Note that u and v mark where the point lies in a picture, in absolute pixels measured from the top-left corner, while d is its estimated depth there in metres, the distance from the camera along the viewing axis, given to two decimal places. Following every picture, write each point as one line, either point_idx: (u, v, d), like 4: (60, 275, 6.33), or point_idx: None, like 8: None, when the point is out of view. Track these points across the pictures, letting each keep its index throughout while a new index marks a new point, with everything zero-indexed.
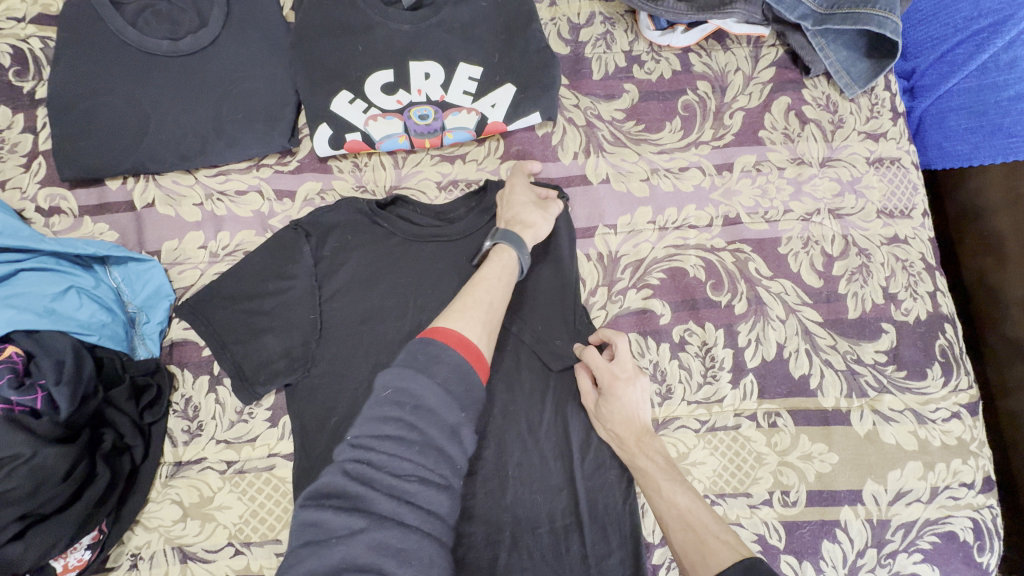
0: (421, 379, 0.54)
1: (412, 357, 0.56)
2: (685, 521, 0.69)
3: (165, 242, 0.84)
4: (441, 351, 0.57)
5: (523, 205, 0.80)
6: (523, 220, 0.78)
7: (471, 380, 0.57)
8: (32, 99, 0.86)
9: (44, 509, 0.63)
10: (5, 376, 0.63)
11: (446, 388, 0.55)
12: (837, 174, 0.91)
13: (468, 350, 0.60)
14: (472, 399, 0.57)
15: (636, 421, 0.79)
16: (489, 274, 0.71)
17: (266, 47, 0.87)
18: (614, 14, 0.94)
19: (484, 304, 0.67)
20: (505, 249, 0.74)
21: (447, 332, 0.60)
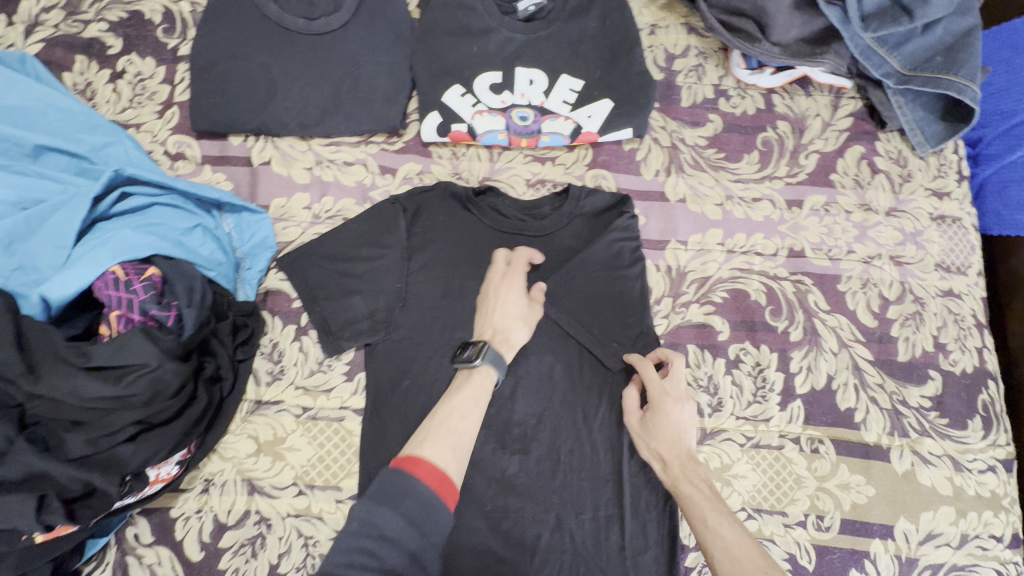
0: (387, 514, 0.58)
1: (382, 489, 0.60)
2: (730, 552, 0.70)
3: (275, 199, 0.91)
4: (411, 484, 0.61)
5: (507, 315, 0.82)
6: (503, 328, 0.81)
7: (436, 513, 0.60)
8: (174, 54, 0.95)
9: (154, 419, 0.67)
10: (149, 292, 0.69)
11: (410, 521, 0.58)
12: (901, 225, 0.96)
13: (439, 481, 0.63)
14: (435, 530, 0.60)
15: (681, 444, 0.80)
16: (464, 397, 0.74)
17: (390, 36, 0.95)
18: (708, 49, 1.01)
19: (458, 429, 0.70)
20: (487, 371, 0.77)
21: (424, 462, 0.64)
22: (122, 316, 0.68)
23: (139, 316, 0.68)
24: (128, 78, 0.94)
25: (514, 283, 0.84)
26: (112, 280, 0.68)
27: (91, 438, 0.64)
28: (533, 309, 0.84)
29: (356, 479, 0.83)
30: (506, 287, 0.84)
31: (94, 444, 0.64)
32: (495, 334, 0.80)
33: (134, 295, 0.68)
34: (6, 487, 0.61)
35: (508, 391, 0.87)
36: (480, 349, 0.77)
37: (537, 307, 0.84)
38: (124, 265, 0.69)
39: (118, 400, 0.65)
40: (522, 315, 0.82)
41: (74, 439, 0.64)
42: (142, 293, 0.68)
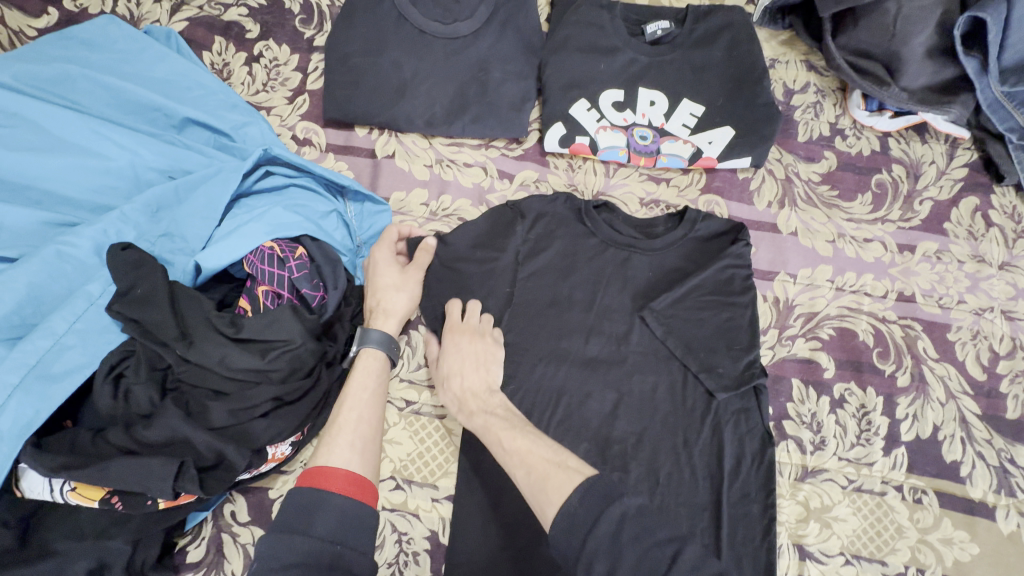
0: (297, 539, 0.56)
1: (291, 510, 0.60)
2: (526, 463, 0.71)
3: (395, 192, 0.93)
4: (319, 497, 0.61)
5: (391, 288, 0.81)
6: (378, 305, 0.80)
7: (358, 516, 0.61)
8: (309, 44, 0.98)
9: (288, 396, 0.68)
10: (301, 271, 0.70)
11: (331, 536, 0.58)
12: (1014, 280, 0.95)
13: (353, 483, 0.64)
14: (360, 531, 0.60)
15: (480, 383, 0.81)
16: (357, 388, 0.74)
17: (520, 46, 0.97)
18: (826, 88, 1.02)
19: (361, 426, 0.71)
20: (369, 354, 0.77)
21: (330, 472, 0.64)
22: (272, 291, 0.69)
23: (287, 294, 0.70)
24: (263, 63, 0.97)
25: (378, 258, 0.83)
26: (268, 255, 0.69)
27: (232, 409, 0.64)
28: (406, 275, 0.83)
29: (453, 479, 0.83)
30: (376, 262, 0.82)
31: (234, 416, 0.65)
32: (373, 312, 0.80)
33: (287, 272, 0.69)
34: (148, 449, 0.62)
35: (611, 406, 0.86)
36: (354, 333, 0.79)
37: (407, 269, 0.83)
38: (277, 241, 0.71)
39: (259, 373, 0.65)
40: (396, 283, 0.81)
41: (218, 409, 0.64)
42: (296, 271, 0.70)
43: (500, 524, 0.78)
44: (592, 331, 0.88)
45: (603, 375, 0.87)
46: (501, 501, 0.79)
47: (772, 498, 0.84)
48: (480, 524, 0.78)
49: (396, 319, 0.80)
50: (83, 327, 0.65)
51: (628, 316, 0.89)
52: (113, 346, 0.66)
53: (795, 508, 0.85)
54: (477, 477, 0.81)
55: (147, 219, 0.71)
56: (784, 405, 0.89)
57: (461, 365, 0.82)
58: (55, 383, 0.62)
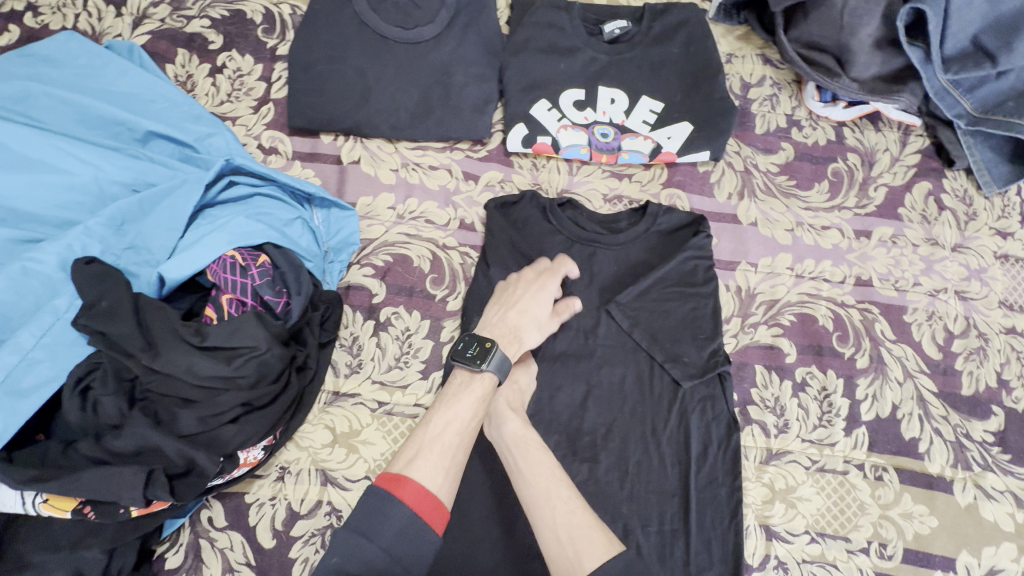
0: (363, 544, 0.56)
1: (363, 514, 0.58)
2: (570, 505, 0.66)
3: (362, 197, 0.94)
4: (391, 509, 0.58)
5: (532, 322, 0.77)
6: (515, 324, 0.75)
7: (422, 536, 0.58)
8: (272, 54, 0.99)
9: (257, 401, 0.69)
10: (264, 278, 0.72)
11: (391, 552, 0.56)
12: (966, 261, 0.98)
13: (427, 503, 0.60)
14: (418, 556, 0.58)
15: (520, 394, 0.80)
16: (466, 407, 0.68)
17: (482, 49, 0.99)
18: (782, 81, 1.05)
19: (455, 446, 0.65)
20: (488, 379, 0.70)
21: (413, 488, 0.60)
22: (235, 299, 0.71)
23: (251, 301, 0.71)
24: (227, 73, 0.98)
25: (546, 288, 0.79)
26: (230, 264, 0.71)
27: (202, 416, 0.66)
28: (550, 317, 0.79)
29: None
30: (540, 290, 0.79)
31: (203, 423, 0.66)
32: (505, 333, 0.74)
33: (250, 280, 0.71)
34: (119, 458, 0.64)
35: (580, 399, 0.88)
36: (484, 351, 0.70)
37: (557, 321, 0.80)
38: (239, 250, 0.72)
39: (227, 380, 0.67)
40: (541, 321, 0.78)
41: (186, 416, 0.65)
42: (258, 278, 0.71)
43: (474, 519, 0.80)
44: (559, 326, 0.91)
45: (572, 368, 0.89)
46: (476, 497, 0.81)
47: (739, 481, 0.87)
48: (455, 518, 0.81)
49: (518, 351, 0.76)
50: (51, 341, 0.66)
51: (595, 311, 0.91)
52: (80, 359, 0.67)
53: (762, 490, 0.88)
54: None
55: (112, 233, 0.72)
56: (749, 391, 0.92)
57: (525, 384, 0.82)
58: (23, 398, 0.63)
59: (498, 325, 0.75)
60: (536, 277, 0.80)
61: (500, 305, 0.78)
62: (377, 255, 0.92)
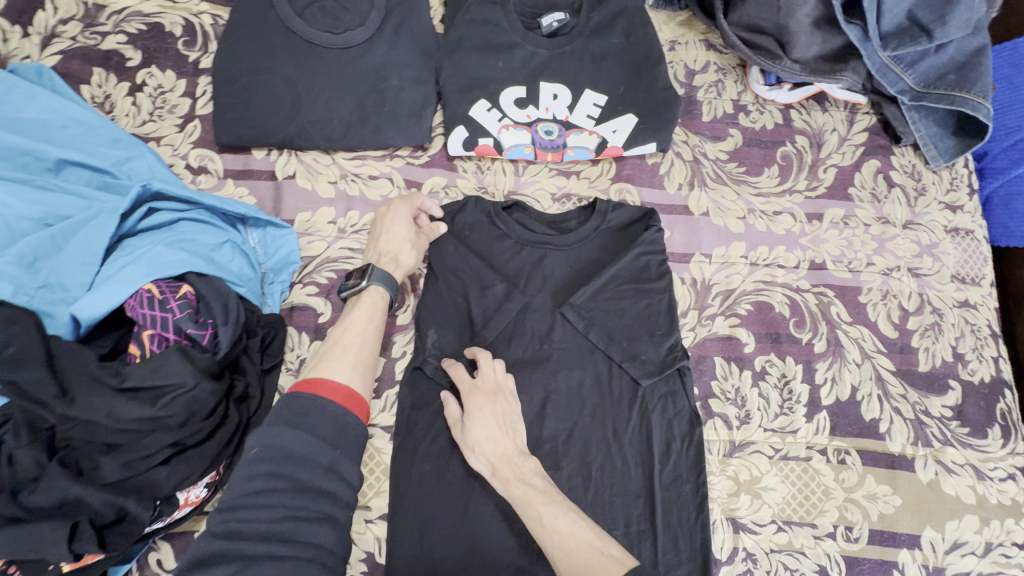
0: (291, 432, 0.59)
1: (286, 411, 0.61)
2: (567, 546, 0.66)
3: (300, 213, 0.90)
4: (315, 402, 0.62)
5: (405, 244, 0.85)
6: (387, 252, 0.84)
7: (350, 421, 0.63)
8: (195, 67, 0.94)
9: (189, 440, 0.66)
10: (185, 310, 0.68)
11: (324, 438, 0.60)
12: (918, 237, 0.98)
13: (344, 395, 0.65)
14: (349, 439, 0.62)
15: (505, 444, 0.75)
16: (360, 316, 0.77)
17: (416, 50, 0.95)
18: (726, 66, 1.03)
19: (362, 351, 0.72)
20: (378, 289, 0.79)
21: (327, 385, 0.65)
22: (157, 335, 0.67)
23: (173, 335, 0.67)
24: (148, 91, 0.93)
25: (398, 208, 0.86)
26: (146, 298, 0.67)
27: (127, 461, 0.63)
28: (418, 237, 0.87)
29: (385, 498, 0.83)
30: (394, 215, 0.86)
31: (130, 468, 0.63)
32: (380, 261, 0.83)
33: (170, 313, 0.67)
34: (37, 513, 0.60)
35: (539, 406, 0.86)
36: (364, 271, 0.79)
37: (426, 235, 0.88)
38: (158, 282, 0.68)
39: (153, 421, 0.63)
40: (409, 239, 0.85)
41: (110, 463, 0.62)
42: (179, 311, 0.68)
43: (435, 537, 0.78)
44: (513, 335, 0.87)
45: (528, 374, 0.87)
46: (436, 514, 0.79)
47: (703, 476, 0.86)
48: (415, 538, 0.79)
49: (401, 271, 0.84)
50: None
51: (549, 314, 0.89)
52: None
53: (727, 483, 0.87)
54: (408, 494, 0.80)
55: (23, 272, 0.68)
56: (710, 384, 0.91)
57: (488, 434, 0.75)
58: None
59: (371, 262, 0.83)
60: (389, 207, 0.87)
61: (372, 244, 0.86)
62: (319, 273, 0.88)
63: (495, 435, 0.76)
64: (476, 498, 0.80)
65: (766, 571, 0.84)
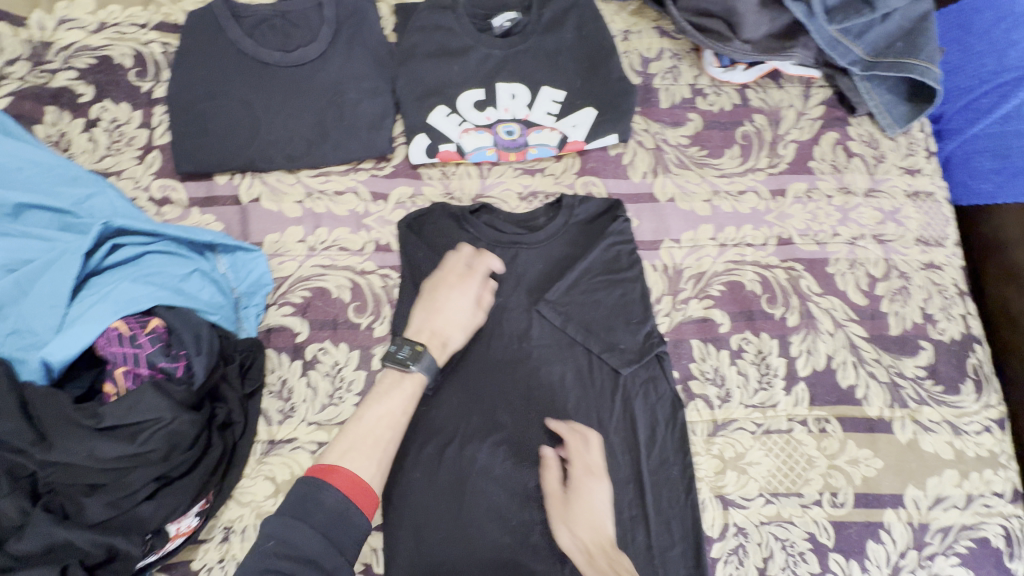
0: (299, 526, 0.61)
1: (294, 501, 0.64)
2: None
3: (268, 235, 0.90)
4: (323, 495, 0.64)
5: (461, 329, 0.82)
6: (446, 333, 0.80)
7: (350, 516, 0.64)
8: (150, 97, 0.94)
9: (173, 471, 0.67)
10: (157, 343, 0.68)
11: (323, 531, 0.62)
12: (880, 205, 1.00)
13: (354, 488, 0.66)
14: (349, 536, 0.63)
15: (604, 532, 0.76)
16: (400, 405, 0.75)
17: (371, 61, 0.95)
18: (680, 51, 1.04)
19: (390, 440, 0.72)
20: (419, 378, 0.78)
21: (337, 473, 0.66)
22: (130, 371, 0.67)
23: (147, 370, 0.68)
24: (104, 126, 0.92)
25: (466, 290, 0.83)
26: (115, 336, 0.67)
27: (111, 500, 0.63)
28: (474, 316, 0.83)
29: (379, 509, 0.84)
30: (467, 295, 0.83)
31: (115, 506, 0.63)
32: (431, 339, 0.80)
33: (141, 348, 0.68)
34: (27, 563, 0.60)
35: (522, 405, 0.87)
36: (416, 354, 0.77)
37: (480, 316, 0.83)
38: (126, 320, 0.68)
39: (136, 458, 0.64)
40: (464, 325, 0.82)
41: (95, 504, 0.63)
42: (150, 345, 0.68)
43: (431, 543, 0.80)
44: (491, 335, 0.89)
45: (511, 373, 0.88)
46: (429, 520, 0.80)
47: (689, 457, 0.87)
48: (411, 546, 0.79)
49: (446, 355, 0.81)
50: None
51: (524, 312, 0.90)
52: None
53: (713, 462, 0.89)
54: (401, 504, 0.81)
55: None
56: (689, 366, 0.92)
57: (594, 515, 0.77)
58: None
59: (423, 333, 0.80)
60: (456, 279, 0.84)
61: (427, 310, 0.82)
62: (294, 292, 0.89)
63: (600, 519, 0.77)
64: (469, 499, 0.82)
65: (757, 543, 0.86)
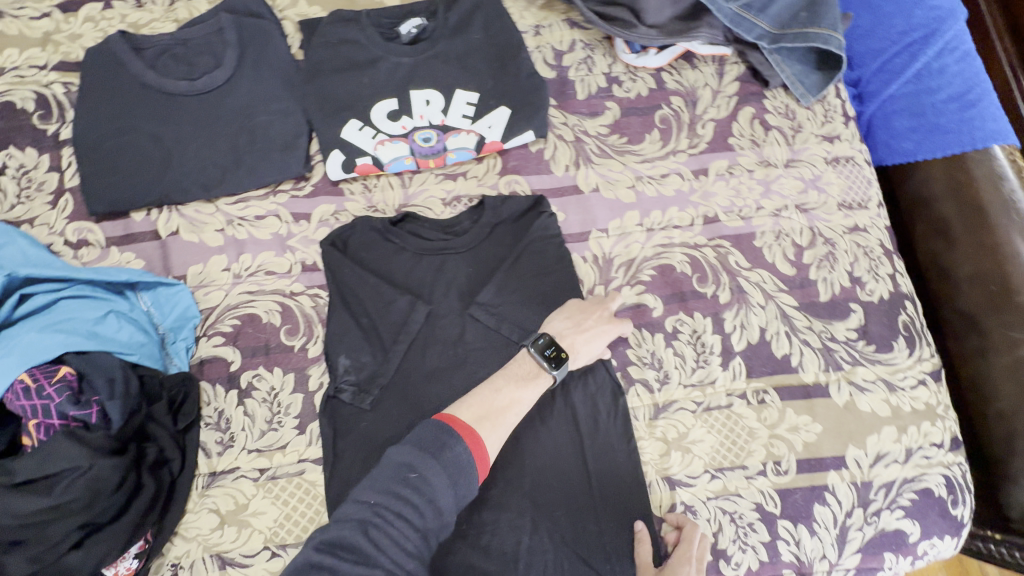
0: (431, 463, 0.59)
1: (429, 440, 0.62)
2: None
3: (191, 266, 0.90)
4: (458, 446, 0.62)
5: (589, 355, 0.81)
6: (581, 349, 0.80)
7: (471, 474, 0.62)
8: (56, 140, 0.92)
9: (99, 519, 0.67)
10: (64, 393, 0.69)
11: (449, 477, 0.60)
12: (800, 174, 1.01)
13: (478, 447, 0.64)
14: (464, 491, 0.61)
15: None
16: (530, 397, 0.73)
17: (279, 82, 0.94)
18: (592, 41, 1.05)
19: (513, 424, 0.70)
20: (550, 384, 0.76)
21: (467, 428, 0.65)
22: (42, 423, 0.68)
23: (58, 420, 0.68)
24: (11, 173, 0.90)
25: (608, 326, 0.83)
26: (21, 390, 0.68)
27: (34, 555, 0.63)
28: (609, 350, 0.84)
29: None
30: (603, 329, 0.83)
31: (38, 560, 0.63)
32: (568, 349, 0.79)
33: (48, 400, 0.68)
34: None
35: None
36: (559, 359, 0.76)
37: None
38: (32, 371, 0.69)
39: (55, 509, 0.64)
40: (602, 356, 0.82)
41: (16, 560, 0.62)
42: (57, 396, 0.68)
43: None
44: (427, 343, 0.86)
45: (447, 380, 0.84)
46: None
47: (634, 443, 0.89)
48: None
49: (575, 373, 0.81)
50: None
51: (457, 316, 0.87)
52: None
53: (657, 445, 0.91)
54: None
55: None
56: (626, 352, 0.93)
57: None
58: None
59: (564, 339, 0.80)
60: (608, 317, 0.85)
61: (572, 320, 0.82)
62: (223, 321, 0.88)
63: None
64: None
65: (706, 519, 0.88)
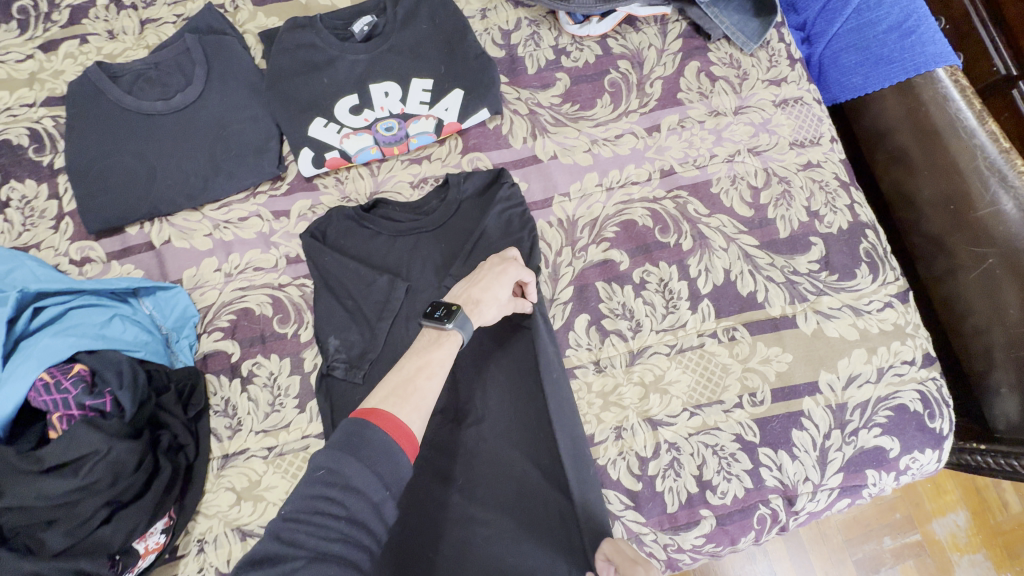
0: (348, 458, 0.57)
1: (339, 439, 0.60)
2: None
3: (185, 270, 0.97)
4: (372, 434, 0.60)
5: (496, 301, 0.80)
6: (481, 298, 0.79)
7: (395, 455, 0.60)
8: (52, 170, 1.00)
9: (123, 497, 0.75)
10: (79, 386, 0.77)
11: (372, 467, 0.58)
12: (750, 119, 1.05)
13: (395, 427, 0.62)
14: (395, 475, 0.59)
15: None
16: (440, 357, 0.72)
17: (248, 93, 1.01)
18: (537, 17, 1.10)
19: (424, 389, 0.68)
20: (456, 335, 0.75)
21: (377, 413, 0.63)
22: (63, 415, 0.76)
23: (78, 411, 0.76)
24: (15, 205, 0.98)
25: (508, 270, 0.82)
26: (42, 386, 0.76)
27: (68, 530, 0.72)
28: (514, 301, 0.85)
29: None
30: (501, 272, 0.82)
31: (74, 534, 0.72)
32: (464, 302, 0.78)
33: (66, 393, 0.76)
34: None
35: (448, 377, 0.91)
36: (450, 312, 0.75)
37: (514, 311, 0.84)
38: (51, 370, 0.78)
39: (83, 489, 0.72)
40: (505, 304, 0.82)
41: (55, 535, 0.71)
42: (73, 388, 0.77)
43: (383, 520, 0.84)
44: (410, 316, 0.91)
45: None
46: None
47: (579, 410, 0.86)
48: None
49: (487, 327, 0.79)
50: None
51: (435, 289, 0.92)
52: None
53: (636, 389, 0.95)
54: None
55: None
56: (598, 307, 0.98)
57: None
58: None
59: (460, 297, 0.79)
60: (500, 260, 0.84)
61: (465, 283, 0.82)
62: (220, 317, 0.95)
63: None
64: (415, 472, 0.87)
65: (689, 453, 0.92)
